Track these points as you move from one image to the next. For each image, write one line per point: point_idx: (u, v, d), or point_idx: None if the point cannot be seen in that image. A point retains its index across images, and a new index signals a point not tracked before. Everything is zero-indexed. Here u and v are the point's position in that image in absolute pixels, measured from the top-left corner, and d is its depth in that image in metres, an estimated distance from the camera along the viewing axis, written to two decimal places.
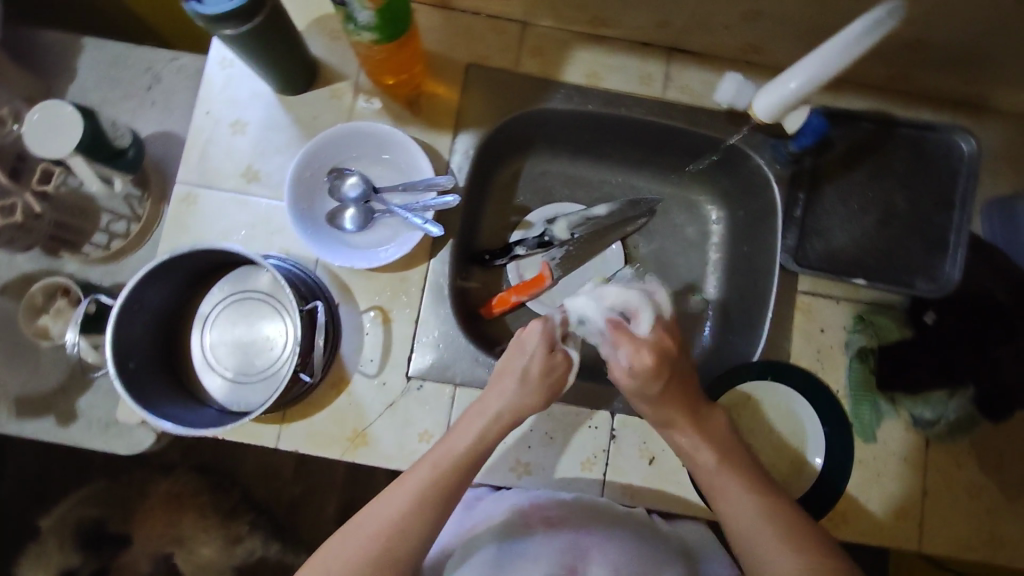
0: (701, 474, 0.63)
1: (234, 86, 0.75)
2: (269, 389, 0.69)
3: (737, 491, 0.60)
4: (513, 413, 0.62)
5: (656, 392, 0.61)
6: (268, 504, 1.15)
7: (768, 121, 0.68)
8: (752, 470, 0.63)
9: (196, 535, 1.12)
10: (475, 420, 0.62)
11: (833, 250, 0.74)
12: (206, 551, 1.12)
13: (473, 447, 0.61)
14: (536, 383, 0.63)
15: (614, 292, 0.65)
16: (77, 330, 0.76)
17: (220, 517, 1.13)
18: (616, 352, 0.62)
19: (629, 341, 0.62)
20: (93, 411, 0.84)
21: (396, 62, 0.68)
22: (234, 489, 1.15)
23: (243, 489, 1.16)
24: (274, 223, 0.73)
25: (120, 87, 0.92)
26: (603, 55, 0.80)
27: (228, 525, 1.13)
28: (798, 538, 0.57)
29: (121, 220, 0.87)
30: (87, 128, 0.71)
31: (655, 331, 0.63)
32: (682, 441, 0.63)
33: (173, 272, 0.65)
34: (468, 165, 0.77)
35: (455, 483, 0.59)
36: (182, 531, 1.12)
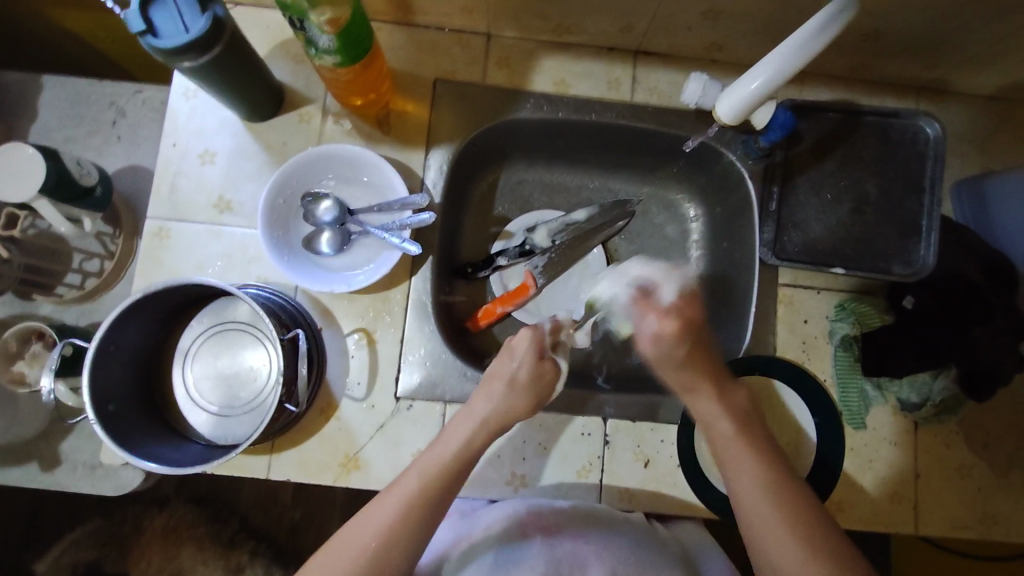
0: (716, 442, 0.60)
1: (200, 116, 0.74)
2: (256, 420, 0.68)
3: (751, 465, 0.57)
4: (499, 419, 0.62)
5: (681, 356, 0.60)
6: (268, 531, 1.14)
7: (733, 122, 0.69)
8: (770, 449, 0.59)
9: (195, 567, 1.08)
10: (466, 423, 0.62)
11: (811, 240, 0.75)
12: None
13: (462, 451, 0.60)
14: (523, 389, 0.63)
15: (636, 269, 0.71)
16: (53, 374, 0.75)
17: (218, 547, 1.11)
18: (642, 321, 0.63)
19: (655, 309, 0.63)
20: (77, 454, 0.83)
21: (362, 83, 0.68)
22: (232, 518, 1.13)
23: (241, 516, 1.14)
24: (250, 253, 0.72)
25: (83, 124, 0.90)
26: (569, 62, 0.80)
27: (229, 554, 1.11)
28: (808, 523, 0.53)
29: (94, 259, 0.85)
30: (48, 170, 0.69)
31: (679, 301, 0.64)
32: (697, 408, 0.61)
33: (149, 309, 0.63)
34: (443, 180, 0.77)
35: (446, 485, 0.58)
36: (182, 563, 1.09)
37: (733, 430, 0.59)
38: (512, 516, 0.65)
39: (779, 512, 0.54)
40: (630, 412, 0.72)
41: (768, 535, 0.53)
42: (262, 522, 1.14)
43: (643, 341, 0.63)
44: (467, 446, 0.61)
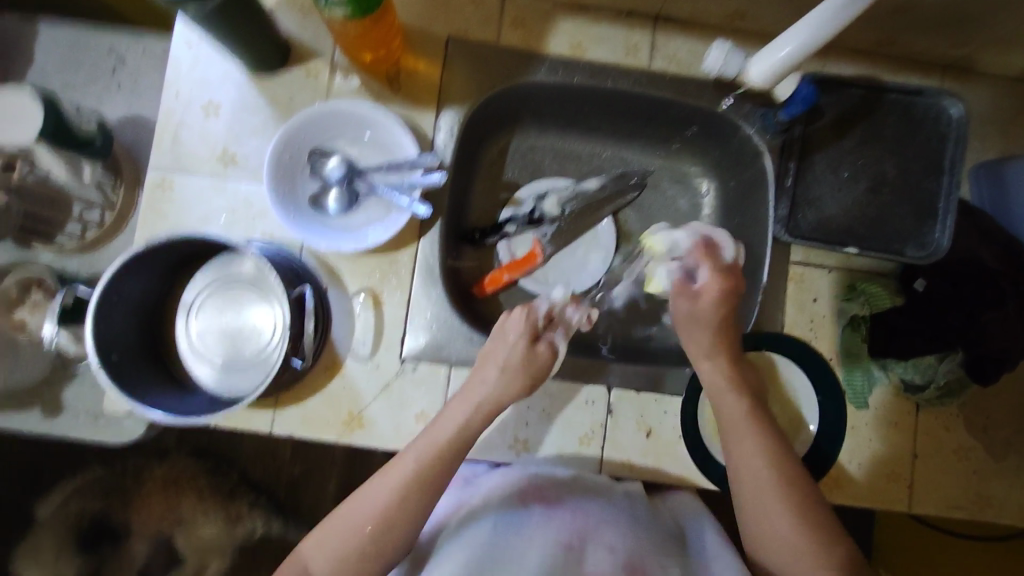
0: (724, 415, 0.64)
1: (204, 66, 0.72)
2: (258, 376, 0.67)
3: (755, 447, 0.61)
4: (493, 404, 0.63)
5: (716, 314, 0.67)
6: (266, 491, 1.16)
7: (762, 85, 0.67)
8: (768, 422, 0.63)
9: (195, 517, 1.11)
10: (460, 407, 0.63)
11: (824, 219, 0.74)
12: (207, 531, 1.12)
13: (454, 437, 0.60)
14: (517, 372, 0.64)
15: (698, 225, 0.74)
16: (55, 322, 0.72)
17: (218, 498, 1.13)
18: (697, 285, 0.69)
19: (713, 262, 0.69)
20: (81, 402, 0.83)
21: (372, 38, 0.65)
22: (232, 471, 1.14)
23: (240, 469, 1.14)
24: (255, 207, 0.71)
25: (82, 71, 0.87)
26: (586, 26, 0.77)
27: (228, 505, 1.13)
28: (803, 506, 0.58)
29: (94, 208, 0.82)
30: (47, 117, 0.67)
31: (735, 267, 0.70)
32: (711, 374, 0.66)
33: (152, 261, 0.62)
34: (453, 143, 0.75)
35: (442, 474, 0.59)
36: (181, 515, 1.12)
37: (744, 423, 0.62)
38: (512, 489, 0.65)
39: (775, 486, 0.59)
40: (634, 382, 0.72)
41: (760, 509, 0.59)
42: (262, 473, 1.15)
43: (687, 293, 0.69)
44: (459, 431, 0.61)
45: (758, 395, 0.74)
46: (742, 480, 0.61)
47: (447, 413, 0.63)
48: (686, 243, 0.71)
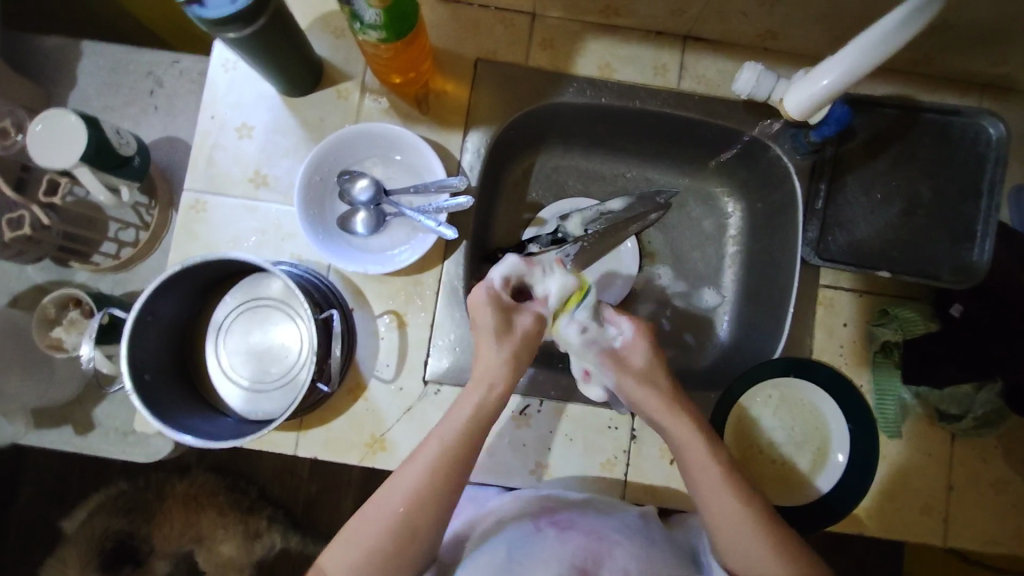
0: (684, 454, 0.60)
1: (239, 88, 0.73)
2: (288, 395, 0.69)
3: (725, 489, 0.58)
4: (502, 378, 0.60)
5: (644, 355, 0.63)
6: (285, 500, 1.18)
7: (796, 117, 0.66)
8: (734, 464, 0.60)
9: (215, 533, 1.12)
10: (477, 391, 0.60)
11: (857, 241, 0.72)
12: (226, 548, 1.13)
13: (475, 420, 0.59)
14: (509, 343, 0.60)
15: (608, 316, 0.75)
16: (93, 342, 0.73)
17: (237, 514, 1.14)
18: (626, 354, 0.63)
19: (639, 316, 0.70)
20: (111, 420, 0.84)
21: (402, 61, 0.67)
22: (250, 488, 1.17)
23: (259, 486, 1.18)
24: (286, 228, 0.72)
25: (122, 92, 0.90)
26: (614, 46, 0.77)
27: (247, 521, 1.14)
28: (776, 533, 0.56)
29: (129, 229, 0.86)
30: (90, 139, 0.68)
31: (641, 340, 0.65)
32: (658, 417, 0.61)
33: (184, 282, 0.64)
34: (479, 163, 0.75)
35: (434, 507, 0.56)
36: (201, 530, 1.13)
37: (739, 515, 0.56)
38: (529, 515, 0.64)
39: (753, 523, 0.56)
40: None
41: (742, 551, 0.55)
42: (281, 489, 1.18)
43: (620, 362, 0.62)
44: (452, 458, 0.57)
45: (782, 426, 0.72)
46: (715, 529, 0.57)
47: (437, 430, 0.58)
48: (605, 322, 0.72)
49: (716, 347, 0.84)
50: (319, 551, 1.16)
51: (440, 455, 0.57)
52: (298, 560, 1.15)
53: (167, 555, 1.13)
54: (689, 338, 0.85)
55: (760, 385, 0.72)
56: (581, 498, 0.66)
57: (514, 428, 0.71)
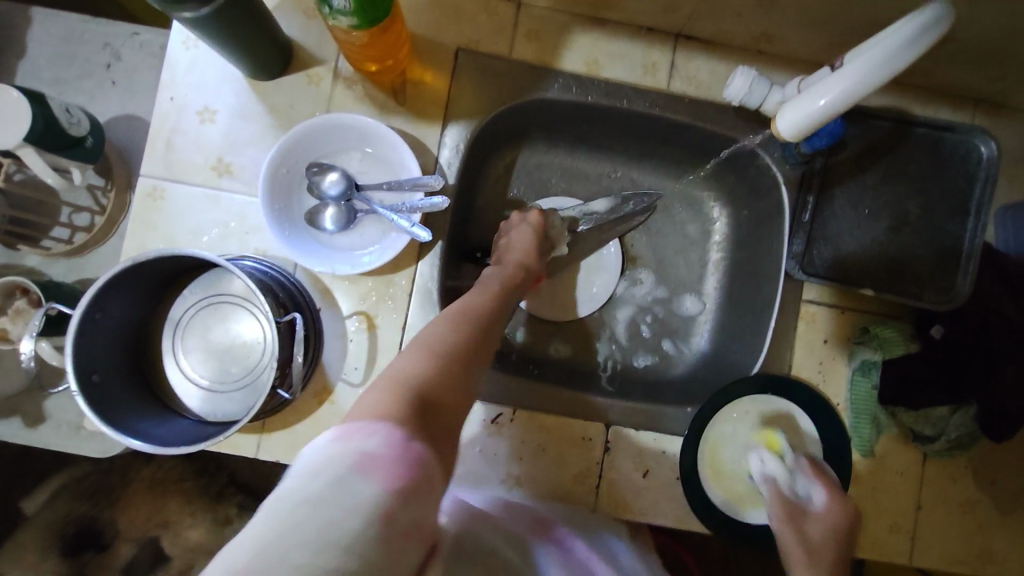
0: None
1: (202, 68, 0.68)
2: (249, 397, 0.66)
3: None
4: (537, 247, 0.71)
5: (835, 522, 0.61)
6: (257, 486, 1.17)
7: (790, 139, 0.61)
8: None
9: (182, 519, 1.11)
10: (512, 257, 0.68)
11: (841, 256, 0.71)
12: (193, 533, 1.12)
13: (517, 270, 0.66)
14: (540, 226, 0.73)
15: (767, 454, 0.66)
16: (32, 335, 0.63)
17: (207, 500, 1.14)
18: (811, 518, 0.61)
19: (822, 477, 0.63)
20: (63, 413, 0.80)
21: (377, 48, 0.63)
22: (219, 474, 1.15)
23: (229, 473, 1.15)
24: (250, 222, 0.68)
25: (77, 65, 0.84)
26: (604, 41, 0.74)
27: (216, 506, 1.13)
28: None
29: (83, 212, 0.80)
30: (36, 115, 0.63)
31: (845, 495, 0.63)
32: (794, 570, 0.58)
33: (138, 277, 0.60)
34: (458, 160, 0.72)
35: (492, 326, 0.56)
36: (168, 515, 1.12)
37: None
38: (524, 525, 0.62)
39: None
40: (633, 419, 0.71)
41: None
42: (251, 477, 1.16)
43: (801, 524, 0.61)
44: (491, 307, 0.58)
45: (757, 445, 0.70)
46: None
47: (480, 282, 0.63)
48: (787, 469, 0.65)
49: (695, 356, 0.83)
50: None
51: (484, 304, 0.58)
52: None
53: (131, 542, 1.12)
54: (667, 345, 0.84)
55: (740, 402, 0.70)
56: (550, 512, 0.65)
57: (486, 438, 0.69)
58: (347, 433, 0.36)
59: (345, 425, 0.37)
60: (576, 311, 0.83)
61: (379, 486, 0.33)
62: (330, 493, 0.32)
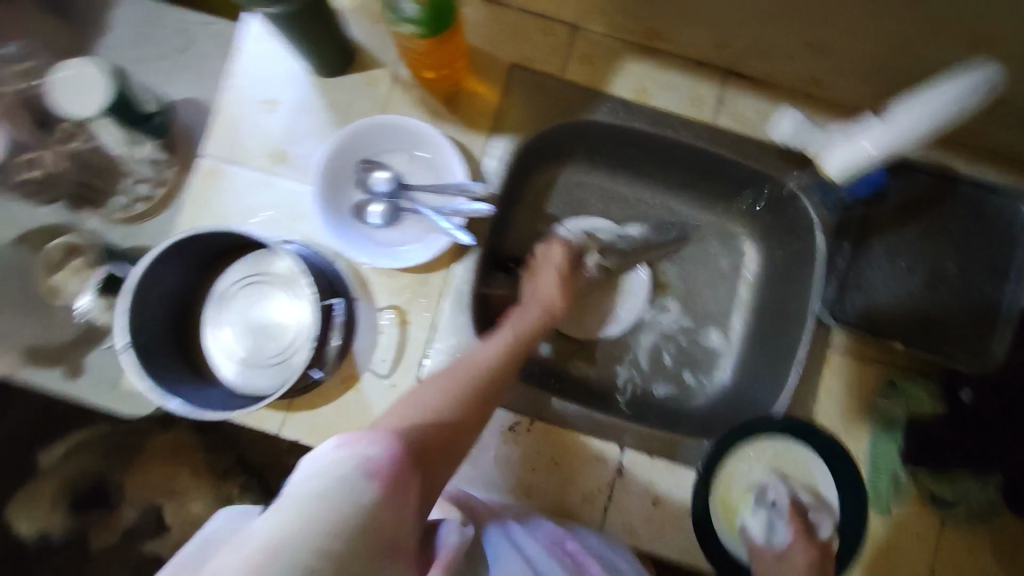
0: None
1: (269, 60, 0.72)
2: (279, 375, 0.68)
3: None
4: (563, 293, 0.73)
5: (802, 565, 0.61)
6: (263, 468, 1.18)
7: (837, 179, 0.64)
8: None
9: (189, 489, 1.16)
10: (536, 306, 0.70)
11: (873, 306, 0.71)
12: (197, 506, 1.18)
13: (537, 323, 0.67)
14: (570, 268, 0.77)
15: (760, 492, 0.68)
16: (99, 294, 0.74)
17: (213, 475, 1.17)
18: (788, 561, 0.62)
19: (797, 525, 0.64)
20: (106, 373, 0.82)
21: (436, 56, 0.66)
22: (230, 450, 1.18)
23: (238, 452, 1.18)
24: (299, 209, 0.71)
25: (155, 45, 0.89)
26: (655, 71, 0.75)
27: (221, 483, 1.16)
28: None
29: (145, 183, 0.82)
30: (115, 89, 0.67)
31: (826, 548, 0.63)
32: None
33: (190, 250, 0.66)
34: (502, 170, 0.74)
35: (504, 380, 0.57)
36: (177, 484, 1.17)
37: None
38: (541, 538, 0.62)
39: None
40: (648, 445, 0.71)
41: None
42: (259, 457, 1.19)
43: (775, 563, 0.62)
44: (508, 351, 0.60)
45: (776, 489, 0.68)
46: None
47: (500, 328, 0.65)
48: (771, 512, 0.66)
49: (716, 390, 0.83)
50: None
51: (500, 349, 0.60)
52: None
53: (137, 505, 1.17)
54: (687, 375, 0.84)
55: (759, 442, 0.69)
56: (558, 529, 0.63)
57: (501, 444, 0.71)
58: (350, 439, 0.38)
59: (350, 431, 0.39)
60: (599, 331, 0.84)
61: (381, 494, 0.36)
62: (338, 492, 0.34)
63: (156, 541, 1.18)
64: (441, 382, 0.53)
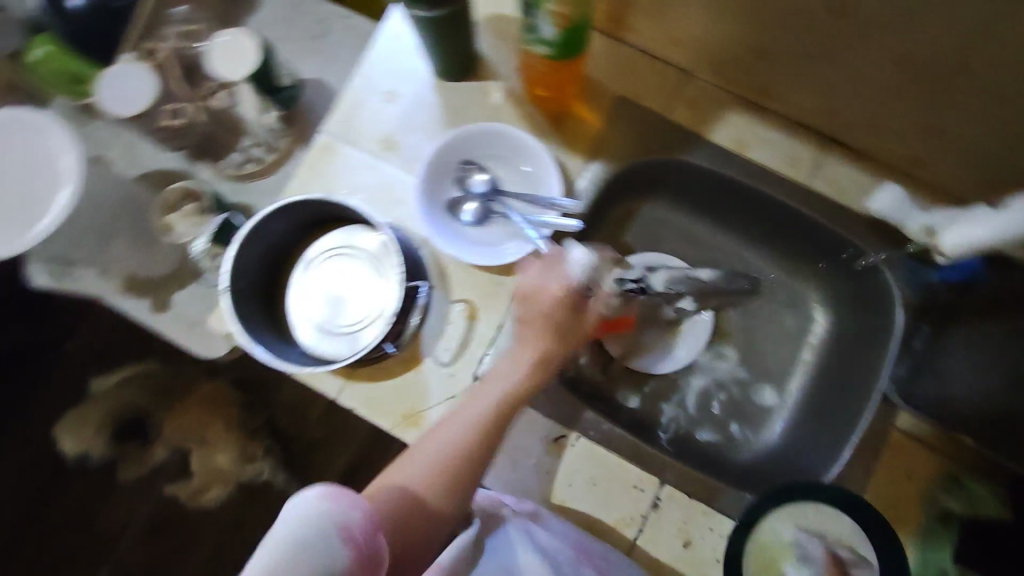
0: None
1: (396, 57, 0.78)
2: (350, 345, 0.73)
3: None
4: (557, 349, 0.63)
5: None
6: (289, 435, 1.24)
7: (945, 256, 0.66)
8: None
9: (219, 441, 1.23)
10: (521, 363, 0.63)
11: (946, 398, 0.69)
12: (223, 458, 1.23)
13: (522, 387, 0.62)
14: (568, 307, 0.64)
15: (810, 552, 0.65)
16: (208, 239, 0.79)
17: (243, 433, 1.23)
18: None
19: None
20: (187, 309, 0.90)
21: (554, 79, 0.70)
22: (263, 412, 1.24)
23: (269, 414, 1.24)
24: (397, 195, 0.75)
25: (293, 28, 0.97)
26: (756, 126, 0.77)
27: (248, 441, 1.23)
28: None
29: (259, 147, 0.89)
30: (261, 60, 0.75)
31: None
32: None
33: (299, 213, 0.72)
34: (592, 191, 0.77)
35: (481, 451, 0.59)
36: (207, 434, 1.24)
37: None
38: (568, 542, 0.65)
39: None
40: (688, 485, 0.71)
41: None
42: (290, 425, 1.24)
43: None
44: (493, 418, 0.60)
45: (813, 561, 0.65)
46: None
47: (485, 389, 0.62)
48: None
49: (762, 447, 0.82)
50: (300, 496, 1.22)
51: (482, 417, 0.60)
52: (280, 496, 1.22)
53: (167, 445, 1.25)
54: (734, 428, 0.84)
55: (800, 504, 0.66)
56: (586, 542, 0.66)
57: (544, 453, 0.73)
58: (331, 496, 0.50)
59: (328, 489, 0.50)
60: (655, 364, 0.84)
61: (348, 557, 0.47)
62: (317, 546, 0.46)
63: (178, 484, 1.24)
64: (431, 451, 0.59)
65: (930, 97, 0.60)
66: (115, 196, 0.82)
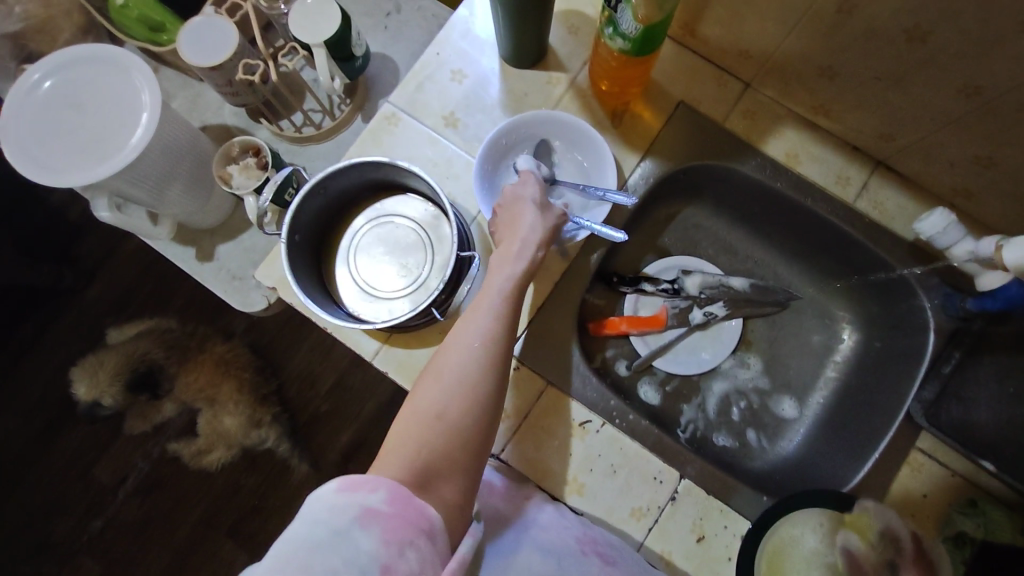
0: None
1: (468, 39, 0.81)
2: (391, 311, 0.75)
3: None
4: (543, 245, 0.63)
5: None
6: (295, 407, 1.26)
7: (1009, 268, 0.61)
8: None
9: (227, 404, 1.24)
10: (517, 263, 0.61)
11: (969, 422, 0.71)
12: (229, 421, 1.23)
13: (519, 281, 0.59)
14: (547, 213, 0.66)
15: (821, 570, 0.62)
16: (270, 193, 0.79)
17: (251, 399, 1.24)
18: None
19: None
20: (230, 262, 0.96)
21: (621, 76, 0.72)
22: (271, 379, 1.27)
23: (279, 383, 1.27)
24: (453, 169, 0.78)
25: (365, 4, 1.00)
26: (809, 142, 0.79)
27: (256, 407, 1.24)
28: None
29: (319, 112, 0.96)
30: (340, 27, 0.78)
31: None
32: None
33: (362, 174, 0.73)
34: (642, 188, 0.79)
35: (498, 353, 0.53)
36: (216, 395, 1.25)
37: None
38: (572, 534, 0.64)
39: None
40: (706, 483, 0.73)
41: None
42: (298, 396, 1.27)
43: None
44: (500, 331, 0.54)
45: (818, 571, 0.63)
46: None
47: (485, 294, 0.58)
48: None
49: (776, 458, 0.83)
50: (301, 466, 1.24)
51: (491, 318, 0.55)
52: (280, 464, 1.24)
53: (175, 403, 1.26)
54: (751, 436, 0.85)
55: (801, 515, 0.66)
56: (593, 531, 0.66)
57: (569, 437, 0.74)
58: (352, 485, 0.41)
59: (349, 477, 0.42)
60: (680, 368, 0.86)
61: (378, 541, 0.39)
62: (335, 540, 0.38)
63: (182, 442, 1.25)
64: (430, 405, 0.50)
65: (992, 129, 0.63)
66: (184, 139, 0.84)
